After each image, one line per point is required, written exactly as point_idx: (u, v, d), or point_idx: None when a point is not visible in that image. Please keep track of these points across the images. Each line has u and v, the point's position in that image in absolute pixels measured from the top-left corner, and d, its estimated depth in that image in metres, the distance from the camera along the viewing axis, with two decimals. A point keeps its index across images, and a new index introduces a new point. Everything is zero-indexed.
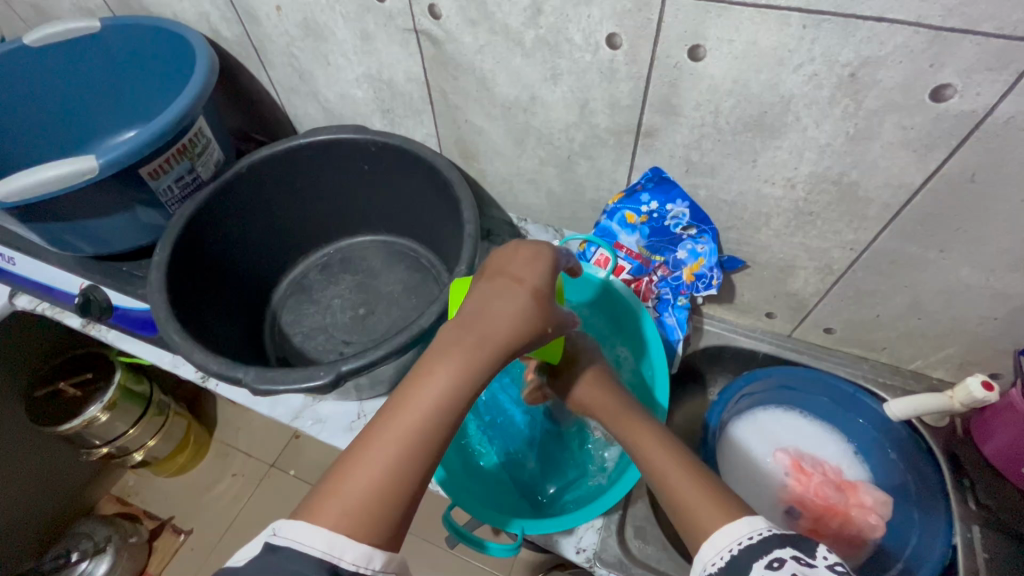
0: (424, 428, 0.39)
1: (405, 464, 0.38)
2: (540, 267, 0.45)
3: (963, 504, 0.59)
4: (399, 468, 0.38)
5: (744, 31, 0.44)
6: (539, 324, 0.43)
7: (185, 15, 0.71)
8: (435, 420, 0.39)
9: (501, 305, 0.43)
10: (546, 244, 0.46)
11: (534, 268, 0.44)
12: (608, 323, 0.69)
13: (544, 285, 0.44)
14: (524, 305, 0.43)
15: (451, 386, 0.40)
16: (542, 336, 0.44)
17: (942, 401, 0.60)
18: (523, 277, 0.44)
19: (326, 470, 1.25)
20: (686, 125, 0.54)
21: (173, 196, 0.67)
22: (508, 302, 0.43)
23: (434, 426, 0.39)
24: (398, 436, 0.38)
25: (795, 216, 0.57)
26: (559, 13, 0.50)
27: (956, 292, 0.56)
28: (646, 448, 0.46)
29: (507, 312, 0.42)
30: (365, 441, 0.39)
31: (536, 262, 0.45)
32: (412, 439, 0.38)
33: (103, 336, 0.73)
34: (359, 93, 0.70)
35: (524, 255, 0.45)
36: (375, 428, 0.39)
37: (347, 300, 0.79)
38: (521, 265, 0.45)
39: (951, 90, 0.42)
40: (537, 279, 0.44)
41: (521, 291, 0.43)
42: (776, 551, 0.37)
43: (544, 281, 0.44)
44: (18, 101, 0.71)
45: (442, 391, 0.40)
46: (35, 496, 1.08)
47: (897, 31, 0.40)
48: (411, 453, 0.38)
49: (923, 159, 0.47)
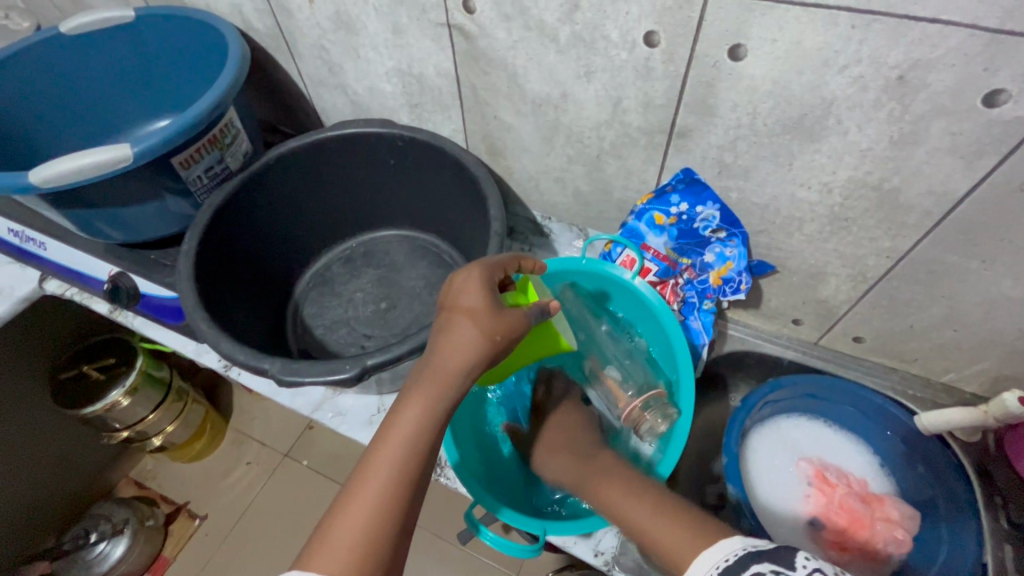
0: (398, 473, 0.40)
1: (385, 511, 0.39)
2: (475, 286, 0.46)
3: (994, 522, 0.58)
4: (377, 517, 0.39)
5: (788, 30, 0.43)
6: (485, 336, 0.43)
7: (219, 6, 0.72)
8: (408, 465, 0.40)
9: (448, 337, 0.44)
10: (473, 265, 0.47)
11: (467, 292, 0.45)
12: (630, 313, 0.69)
13: (481, 302, 0.44)
14: (466, 329, 0.43)
15: (423, 414, 0.42)
16: (505, 348, 0.45)
17: (975, 415, 0.58)
18: (463, 304, 0.45)
19: (341, 462, 1.26)
20: (720, 125, 0.53)
21: (202, 185, 0.68)
22: (453, 335, 0.44)
23: (416, 453, 0.41)
24: (373, 489, 0.39)
25: (830, 221, 0.55)
26: (596, 9, 0.49)
27: (996, 304, 0.54)
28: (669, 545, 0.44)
29: (453, 343, 0.43)
30: (344, 497, 0.40)
31: (468, 285, 0.46)
32: (390, 485, 0.40)
33: (130, 322, 0.74)
34: (388, 87, 0.70)
35: (457, 285, 0.46)
36: (350, 485, 0.40)
37: (369, 294, 0.79)
38: (457, 292, 0.46)
39: (1005, 96, 0.40)
40: (469, 301, 0.45)
41: (461, 319, 0.44)
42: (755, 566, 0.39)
43: (479, 298, 0.45)
44: (55, 89, 0.72)
45: (408, 439, 0.41)
46: (58, 478, 1.10)
47: (951, 33, 0.39)
48: (393, 491, 0.39)
49: (970, 165, 0.45)
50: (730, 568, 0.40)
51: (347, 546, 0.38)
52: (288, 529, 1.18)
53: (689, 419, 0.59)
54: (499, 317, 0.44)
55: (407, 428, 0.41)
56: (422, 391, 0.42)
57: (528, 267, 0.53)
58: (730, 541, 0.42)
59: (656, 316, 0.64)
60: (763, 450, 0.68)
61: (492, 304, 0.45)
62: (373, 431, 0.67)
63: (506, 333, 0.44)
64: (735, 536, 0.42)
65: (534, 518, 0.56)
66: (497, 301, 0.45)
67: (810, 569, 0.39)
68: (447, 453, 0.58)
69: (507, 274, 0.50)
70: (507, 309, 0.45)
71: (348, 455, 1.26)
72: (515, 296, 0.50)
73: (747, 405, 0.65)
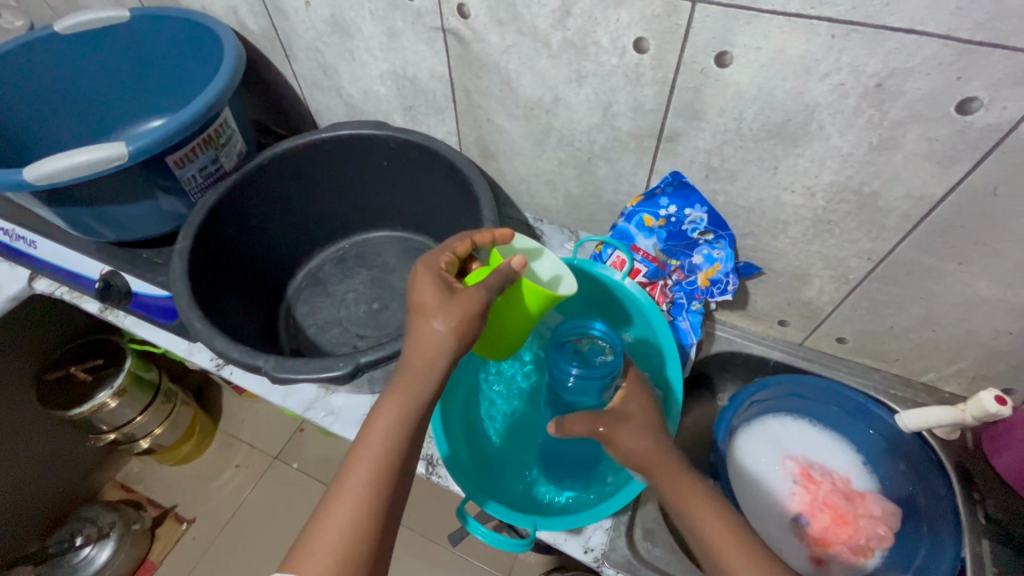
0: (379, 469, 0.41)
1: (364, 517, 0.40)
2: (428, 279, 0.47)
3: (973, 518, 0.60)
4: (356, 521, 0.39)
5: (771, 39, 0.45)
6: (438, 325, 0.44)
7: (214, 7, 0.72)
8: (384, 468, 0.41)
9: (414, 341, 0.45)
10: (421, 262, 0.48)
11: (422, 288, 0.46)
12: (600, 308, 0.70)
13: (433, 297, 0.45)
14: (434, 330, 0.44)
15: (401, 414, 0.43)
16: (470, 329, 0.44)
17: (953, 414, 0.60)
18: (419, 302, 0.46)
19: (331, 463, 1.26)
20: (708, 131, 0.54)
21: (196, 185, 0.68)
22: (417, 339, 0.44)
23: (396, 450, 0.42)
24: (353, 494, 0.40)
25: (813, 224, 0.57)
26: (587, 16, 0.50)
27: (972, 305, 0.56)
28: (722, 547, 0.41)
29: (424, 346, 0.44)
30: (324, 505, 0.41)
31: (422, 283, 0.46)
32: (372, 482, 0.41)
33: (120, 321, 0.75)
34: (381, 89, 0.70)
35: (416, 283, 0.47)
36: (330, 495, 0.41)
37: (361, 294, 0.79)
38: (414, 290, 0.47)
39: (977, 103, 0.42)
40: (424, 297, 0.45)
41: (422, 318, 0.45)
42: None
43: (432, 293, 0.45)
44: (48, 86, 0.72)
45: (386, 440, 0.42)
46: (43, 481, 1.09)
47: (926, 43, 0.41)
48: (374, 488, 0.41)
49: (946, 170, 0.47)
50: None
51: (326, 552, 0.38)
52: (278, 532, 1.18)
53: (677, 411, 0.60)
54: (454, 297, 0.44)
55: (384, 433, 0.42)
56: (398, 391, 0.43)
57: (485, 241, 0.53)
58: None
59: (642, 317, 0.65)
60: (751, 449, 0.69)
61: (444, 292, 0.45)
62: None
63: (460, 314, 0.44)
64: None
65: (525, 515, 0.56)
66: (450, 287, 0.46)
67: None
68: (438, 448, 0.60)
69: (460, 254, 0.51)
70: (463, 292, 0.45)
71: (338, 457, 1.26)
72: (472, 275, 0.50)
73: (734, 405, 0.67)
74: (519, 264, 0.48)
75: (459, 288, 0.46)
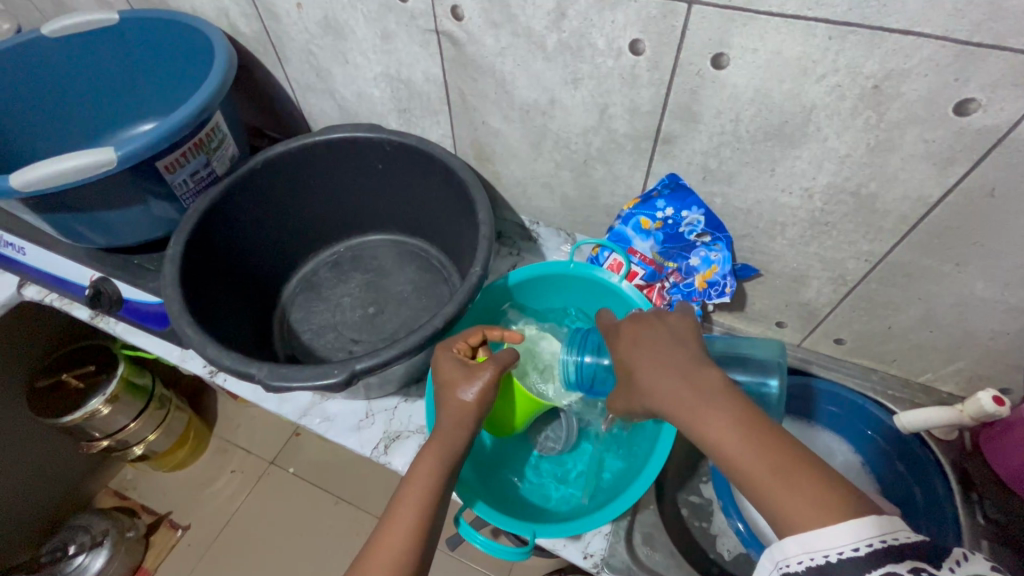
0: (422, 501, 0.44)
1: (407, 555, 0.42)
2: (448, 363, 0.53)
3: (972, 518, 0.59)
4: (402, 561, 0.42)
5: (768, 40, 0.45)
6: (461, 392, 0.50)
7: (205, 10, 0.72)
8: (426, 510, 0.44)
9: (442, 410, 0.50)
10: (439, 353, 0.54)
11: (446, 368, 0.52)
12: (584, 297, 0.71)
13: (455, 375, 0.51)
14: (463, 400, 0.50)
15: (438, 462, 0.46)
16: (488, 397, 0.50)
17: (952, 414, 0.59)
18: (444, 380, 0.52)
19: (328, 468, 1.25)
20: (705, 132, 0.54)
21: (188, 190, 0.67)
22: (445, 408, 0.50)
23: (438, 483, 0.45)
24: (397, 534, 0.43)
25: (811, 225, 0.57)
26: (583, 17, 0.50)
27: (970, 305, 0.56)
28: (738, 457, 0.38)
29: (453, 408, 0.50)
30: (372, 542, 0.43)
31: (443, 367, 0.53)
32: (416, 514, 0.44)
33: (112, 329, 0.74)
34: (376, 92, 0.70)
35: (444, 365, 0.53)
36: (377, 534, 0.44)
37: (356, 298, 0.79)
38: (439, 371, 0.53)
39: (975, 104, 0.42)
40: (445, 375, 0.52)
41: (446, 393, 0.51)
42: (890, 567, 0.32)
43: (452, 371, 0.52)
44: (34, 90, 0.71)
45: (427, 477, 0.46)
46: (34, 489, 1.07)
47: (923, 44, 0.41)
48: (418, 516, 0.44)
49: (943, 172, 0.47)
50: (883, 552, 0.33)
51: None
52: (275, 535, 1.17)
53: (667, 444, 0.58)
54: (474, 370, 0.51)
55: (426, 475, 0.46)
56: (438, 440, 0.48)
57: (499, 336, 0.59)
58: (843, 528, 0.34)
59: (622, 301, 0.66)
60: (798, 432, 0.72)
61: (463, 370, 0.52)
62: (362, 437, 0.66)
63: (481, 382, 0.50)
64: (867, 519, 0.34)
65: (525, 524, 0.56)
66: (469, 365, 0.52)
67: (862, 552, 0.33)
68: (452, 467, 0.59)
69: (474, 342, 0.57)
70: (481, 366, 0.51)
71: (333, 461, 1.26)
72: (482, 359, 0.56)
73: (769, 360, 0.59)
74: (511, 358, 0.52)
75: (474, 364, 0.52)
